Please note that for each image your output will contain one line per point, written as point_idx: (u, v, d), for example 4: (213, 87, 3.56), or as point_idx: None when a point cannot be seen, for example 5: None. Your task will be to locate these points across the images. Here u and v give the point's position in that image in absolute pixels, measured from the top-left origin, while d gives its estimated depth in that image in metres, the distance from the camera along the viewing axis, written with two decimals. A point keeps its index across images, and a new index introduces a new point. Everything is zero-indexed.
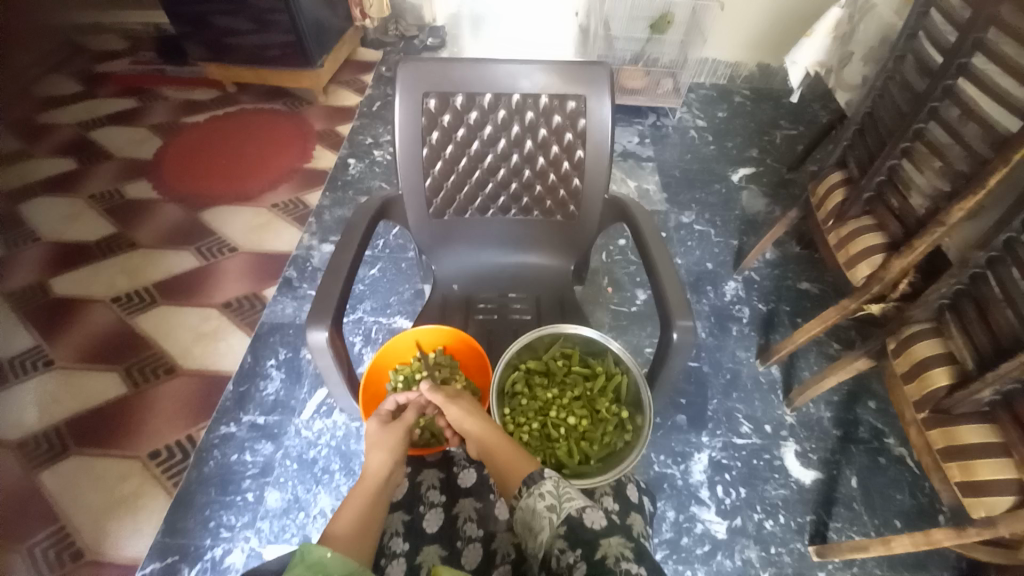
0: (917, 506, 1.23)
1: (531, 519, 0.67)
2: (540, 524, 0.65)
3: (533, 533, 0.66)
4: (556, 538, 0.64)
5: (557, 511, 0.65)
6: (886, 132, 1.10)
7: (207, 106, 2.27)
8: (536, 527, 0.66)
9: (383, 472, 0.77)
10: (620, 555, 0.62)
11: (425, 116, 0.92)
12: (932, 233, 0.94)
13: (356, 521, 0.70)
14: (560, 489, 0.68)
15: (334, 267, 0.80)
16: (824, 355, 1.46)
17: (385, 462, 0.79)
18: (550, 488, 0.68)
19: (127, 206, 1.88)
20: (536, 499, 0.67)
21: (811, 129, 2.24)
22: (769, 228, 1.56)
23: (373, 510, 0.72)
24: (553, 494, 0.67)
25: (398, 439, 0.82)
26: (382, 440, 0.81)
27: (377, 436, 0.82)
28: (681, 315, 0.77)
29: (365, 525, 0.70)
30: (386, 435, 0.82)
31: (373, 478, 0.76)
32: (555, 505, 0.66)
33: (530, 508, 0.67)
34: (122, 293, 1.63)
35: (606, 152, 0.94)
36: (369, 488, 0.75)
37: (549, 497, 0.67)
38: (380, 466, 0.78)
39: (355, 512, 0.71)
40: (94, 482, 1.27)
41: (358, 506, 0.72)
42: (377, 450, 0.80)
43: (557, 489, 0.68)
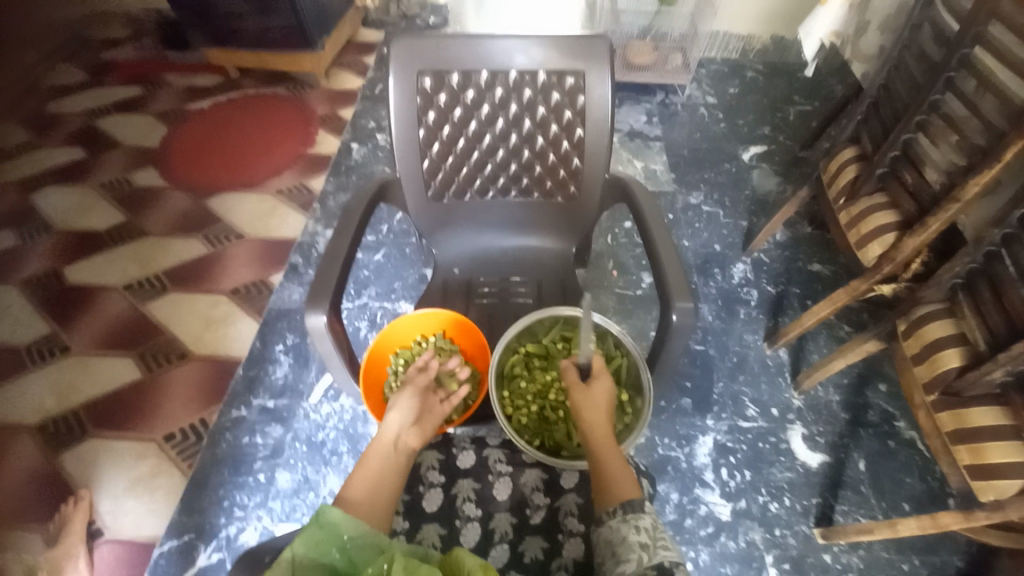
0: (927, 490, 1.21)
1: (617, 545, 0.64)
2: (627, 555, 0.62)
3: (617, 560, 0.63)
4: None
5: (650, 553, 0.62)
6: (901, 105, 1.05)
7: (210, 93, 2.26)
8: (622, 555, 0.63)
9: (393, 436, 0.76)
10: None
11: (421, 95, 0.90)
12: (947, 209, 0.90)
13: (368, 487, 0.70)
14: (657, 533, 0.65)
15: (331, 250, 0.81)
16: (835, 338, 1.44)
17: (398, 427, 0.77)
18: (647, 525, 0.65)
19: (135, 195, 1.90)
20: (630, 529, 0.64)
21: (826, 104, 2.16)
22: (780, 208, 1.52)
23: (385, 475, 0.72)
24: (649, 534, 0.64)
25: (410, 405, 0.79)
26: (399, 402, 0.79)
27: (397, 397, 0.80)
28: (681, 297, 0.76)
29: (376, 490, 0.70)
30: (402, 397, 0.79)
31: (382, 443, 0.75)
32: (648, 545, 0.63)
33: (620, 535, 0.65)
34: (133, 281, 1.66)
35: (606, 129, 0.92)
36: (380, 452, 0.74)
37: (644, 534, 0.64)
38: (390, 428, 0.76)
39: (367, 476, 0.71)
40: (113, 463, 1.32)
41: (371, 470, 0.72)
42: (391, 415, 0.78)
43: (653, 530, 0.65)
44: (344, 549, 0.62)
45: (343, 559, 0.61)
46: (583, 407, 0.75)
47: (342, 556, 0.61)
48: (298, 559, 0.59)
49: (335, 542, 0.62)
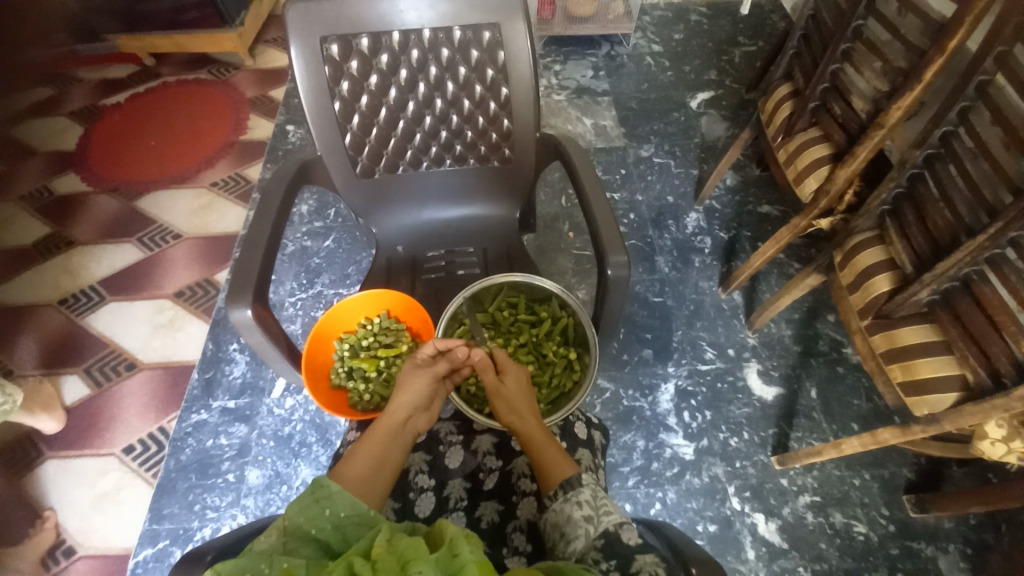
0: (873, 409, 1.29)
1: (564, 525, 0.61)
2: (574, 532, 0.60)
3: (566, 540, 0.60)
4: (591, 549, 0.57)
5: (595, 524, 0.59)
6: (829, 34, 1.04)
7: (126, 84, 2.09)
8: (570, 533, 0.60)
9: (404, 416, 0.72)
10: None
11: (329, 64, 0.84)
12: (873, 136, 0.91)
13: (371, 464, 0.66)
14: (599, 501, 0.62)
15: (252, 239, 0.76)
16: (785, 276, 1.47)
17: (409, 406, 0.72)
18: (588, 495, 0.63)
19: (57, 202, 1.77)
20: (573, 506, 0.62)
21: (771, 43, 2.14)
22: (726, 152, 1.52)
23: (389, 453, 0.68)
24: (591, 504, 0.62)
25: (425, 387, 0.74)
26: (411, 382, 0.74)
27: (410, 375, 0.75)
28: (615, 251, 0.75)
29: (376, 466, 0.66)
30: (418, 378, 0.74)
31: (392, 419, 0.70)
32: (592, 516, 0.60)
33: (565, 515, 0.62)
34: (68, 294, 1.56)
35: (532, 85, 0.88)
36: (387, 427, 0.70)
37: (586, 507, 0.61)
38: (402, 407, 0.71)
39: (371, 452, 0.66)
40: (73, 483, 1.27)
41: (377, 447, 0.67)
42: (404, 392, 0.74)
43: (595, 499, 0.63)
44: (337, 526, 0.56)
45: (335, 535, 0.56)
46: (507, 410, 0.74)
47: (334, 531, 0.56)
48: (289, 528, 0.55)
49: (328, 515, 0.56)
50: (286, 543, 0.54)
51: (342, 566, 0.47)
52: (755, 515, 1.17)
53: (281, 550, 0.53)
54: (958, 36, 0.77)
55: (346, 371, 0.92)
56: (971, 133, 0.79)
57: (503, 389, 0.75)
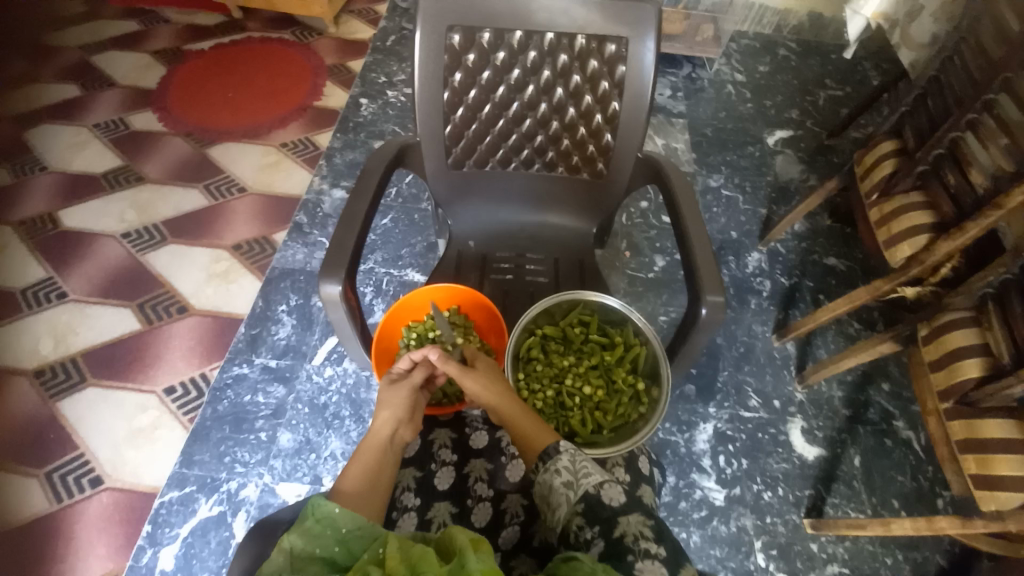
0: (918, 489, 1.24)
1: (548, 495, 0.64)
2: (557, 501, 0.63)
3: (551, 508, 0.63)
4: (573, 515, 0.61)
5: (575, 489, 0.62)
6: (954, 99, 0.99)
7: (212, 32, 2.13)
8: (553, 503, 0.63)
9: (390, 430, 0.75)
10: (638, 535, 0.58)
11: (449, 53, 0.84)
12: (989, 215, 0.87)
13: (363, 478, 0.67)
14: (577, 465, 0.65)
15: (349, 215, 0.77)
16: (844, 335, 1.43)
17: (393, 419, 0.76)
18: (566, 462, 0.65)
19: (133, 138, 1.81)
20: (552, 475, 0.65)
21: (859, 90, 2.07)
22: (804, 198, 1.47)
23: (379, 467, 0.70)
24: (570, 471, 0.64)
25: (404, 399, 0.78)
26: (390, 398, 0.78)
27: (389, 394, 0.79)
28: (712, 290, 0.73)
29: (372, 479, 0.68)
30: (400, 391, 0.79)
31: (378, 436, 0.74)
32: (572, 482, 0.63)
33: (547, 484, 0.65)
34: (132, 229, 1.60)
35: (645, 105, 0.86)
36: (376, 444, 0.72)
37: (565, 474, 0.64)
38: (384, 423, 0.75)
39: (362, 467, 0.69)
40: (113, 412, 1.31)
41: (366, 462, 0.70)
42: (386, 410, 0.77)
43: (572, 463, 0.65)
44: (341, 542, 0.55)
45: (341, 551, 0.55)
46: (476, 393, 0.79)
47: (344, 548, 0.55)
48: (298, 553, 0.54)
49: (334, 533, 0.55)
50: (294, 565, 0.53)
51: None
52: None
53: (290, 570, 0.53)
54: None
55: None
56: None
57: (466, 377, 0.79)
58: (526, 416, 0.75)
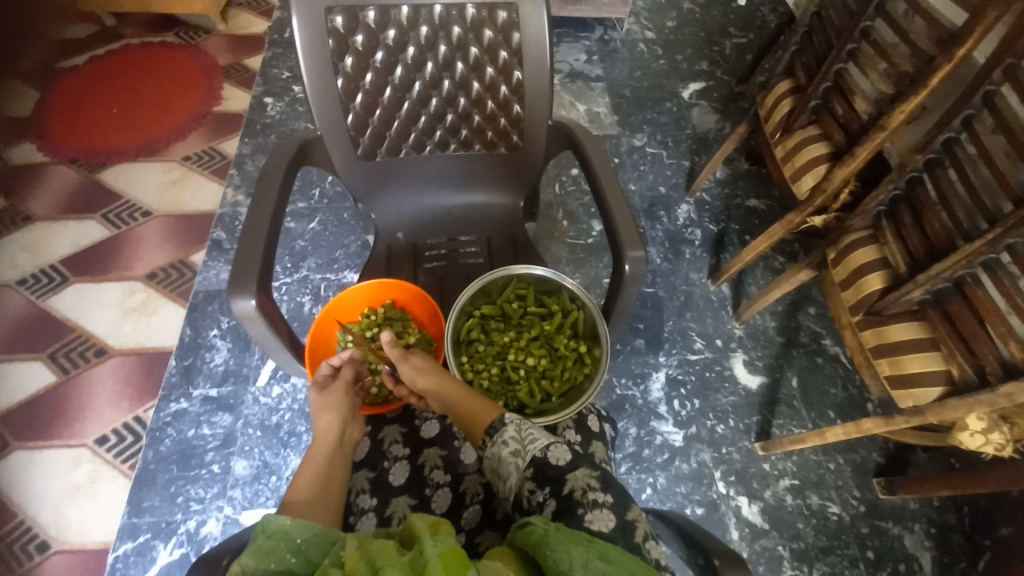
0: (849, 397, 1.36)
1: (498, 466, 0.65)
2: (507, 471, 0.64)
3: (502, 479, 0.64)
4: (524, 481, 0.62)
5: (523, 456, 0.63)
6: (834, 34, 1.06)
7: (81, 43, 1.90)
8: (503, 473, 0.64)
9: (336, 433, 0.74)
10: (586, 487, 0.60)
11: (333, 36, 0.79)
12: (875, 137, 0.93)
13: (314, 484, 0.66)
14: (523, 433, 0.66)
15: (253, 223, 0.72)
16: (771, 269, 1.52)
17: (337, 422, 0.75)
18: (513, 432, 0.66)
19: (7, 172, 1.61)
20: (500, 447, 0.65)
21: (760, 35, 2.16)
22: (720, 145, 1.54)
23: (329, 470, 0.69)
24: (518, 439, 0.65)
25: (344, 398, 0.79)
26: (330, 402, 0.78)
27: (328, 398, 0.78)
28: (632, 245, 0.76)
29: (321, 484, 0.66)
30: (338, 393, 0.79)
31: (325, 441, 0.72)
32: (520, 450, 0.64)
33: (496, 457, 0.65)
34: (26, 274, 1.44)
35: (547, 70, 0.85)
36: (323, 448, 0.71)
37: (513, 443, 0.65)
38: (329, 425, 0.74)
39: (310, 473, 0.67)
40: (40, 475, 1.19)
41: (315, 468, 0.68)
42: (328, 413, 0.76)
43: (518, 431, 0.66)
44: (298, 552, 0.54)
45: (300, 562, 0.53)
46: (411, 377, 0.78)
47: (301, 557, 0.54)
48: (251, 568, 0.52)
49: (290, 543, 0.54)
50: None
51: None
52: (739, 498, 1.23)
53: None
54: (967, 43, 0.79)
55: None
56: (973, 139, 0.82)
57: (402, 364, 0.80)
58: (468, 395, 0.75)
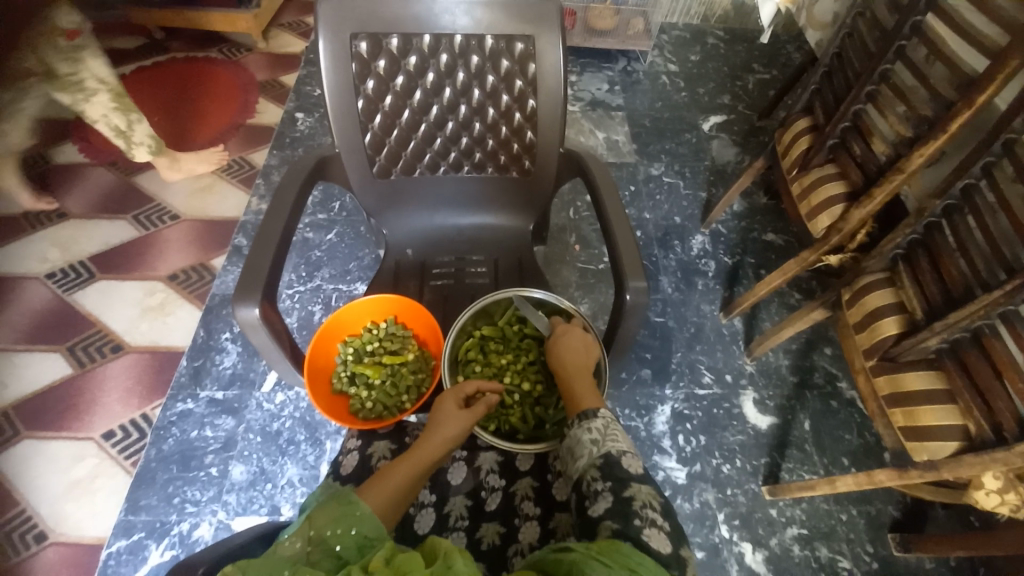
0: (864, 445, 1.30)
1: (573, 446, 0.67)
2: (580, 452, 0.65)
3: (573, 458, 0.66)
4: (591, 467, 0.63)
5: (599, 446, 0.64)
6: (853, 74, 1.05)
7: (131, 56, 2.03)
8: (576, 452, 0.66)
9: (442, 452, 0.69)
10: (645, 503, 0.57)
11: (357, 60, 0.82)
12: (893, 179, 0.92)
13: (400, 493, 0.64)
14: (608, 429, 0.66)
15: (265, 234, 0.74)
16: (786, 306, 1.49)
17: (448, 444, 0.70)
18: (600, 424, 0.67)
19: (51, 172, 1.71)
20: (583, 430, 0.66)
21: (784, 72, 2.16)
22: (737, 179, 1.53)
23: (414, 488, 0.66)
24: (600, 431, 0.66)
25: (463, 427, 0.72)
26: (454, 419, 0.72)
27: (452, 412, 0.73)
28: (634, 276, 0.75)
29: (405, 491, 0.65)
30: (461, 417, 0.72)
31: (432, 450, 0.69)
32: (599, 440, 0.65)
33: (575, 437, 0.67)
34: (56, 269, 1.51)
35: (560, 99, 0.87)
36: (424, 460, 0.68)
37: (595, 433, 0.66)
38: (438, 443, 0.69)
39: (400, 480, 0.65)
40: (47, 466, 1.22)
41: (407, 477, 0.65)
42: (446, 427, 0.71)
43: (606, 427, 0.67)
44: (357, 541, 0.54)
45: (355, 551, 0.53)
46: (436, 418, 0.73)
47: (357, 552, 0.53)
48: (315, 538, 0.53)
49: (354, 533, 0.54)
50: (310, 554, 0.51)
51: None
52: (743, 544, 1.17)
53: (305, 559, 0.51)
54: (989, 90, 0.77)
55: (348, 376, 0.90)
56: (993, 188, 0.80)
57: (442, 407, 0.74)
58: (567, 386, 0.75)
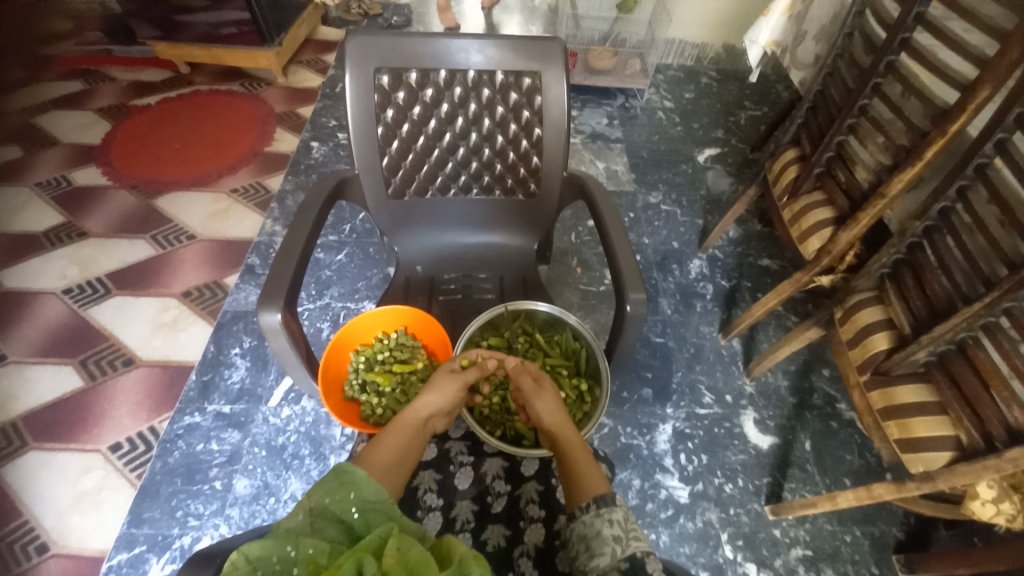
0: (866, 465, 1.30)
1: (591, 539, 0.65)
2: (601, 550, 0.63)
3: (591, 554, 0.64)
4: (614, 569, 0.61)
5: (623, 545, 0.63)
6: (835, 108, 1.13)
7: (157, 87, 2.15)
8: (596, 549, 0.64)
9: (427, 415, 0.78)
10: None
11: (378, 92, 0.90)
12: (876, 204, 0.98)
13: (395, 455, 0.72)
14: (629, 525, 0.65)
15: (287, 247, 0.79)
16: (783, 328, 1.52)
17: (436, 407, 0.78)
18: (620, 517, 0.66)
19: (76, 193, 1.79)
20: (604, 523, 0.65)
21: (774, 109, 2.28)
22: (732, 206, 1.60)
23: (409, 451, 0.74)
24: (622, 526, 0.65)
25: (453, 393, 0.79)
26: (441, 385, 0.80)
27: (441, 378, 0.80)
28: (635, 288, 0.80)
29: (399, 455, 0.73)
30: (448, 385, 0.79)
31: (417, 416, 0.77)
32: (621, 538, 0.64)
33: (594, 529, 0.65)
34: (74, 284, 1.56)
35: (564, 128, 0.94)
36: (415, 424, 0.76)
37: (617, 528, 0.65)
38: (428, 408, 0.77)
39: (394, 445, 0.73)
40: (52, 478, 1.23)
41: (401, 442, 0.74)
42: (433, 394, 0.79)
43: (626, 522, 0.66)
44: (361, 510, 0.59)
45: (359, 519, 0.58)
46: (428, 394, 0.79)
47: (360, 517, 0.58)
48: (316, 508, 0.58)
49: (354, 498, 0.60)
50: (315, 522, 0.56)
51: (348, 560, 0.49)
52: (748, 565, 1.16)
53: (309, 529, 0.56)
54: (959, 120, 0.84)
55: (360, 384, 0.94)
56: (968, 210, 0.85)
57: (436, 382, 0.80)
58: (573, 441, 0.76)
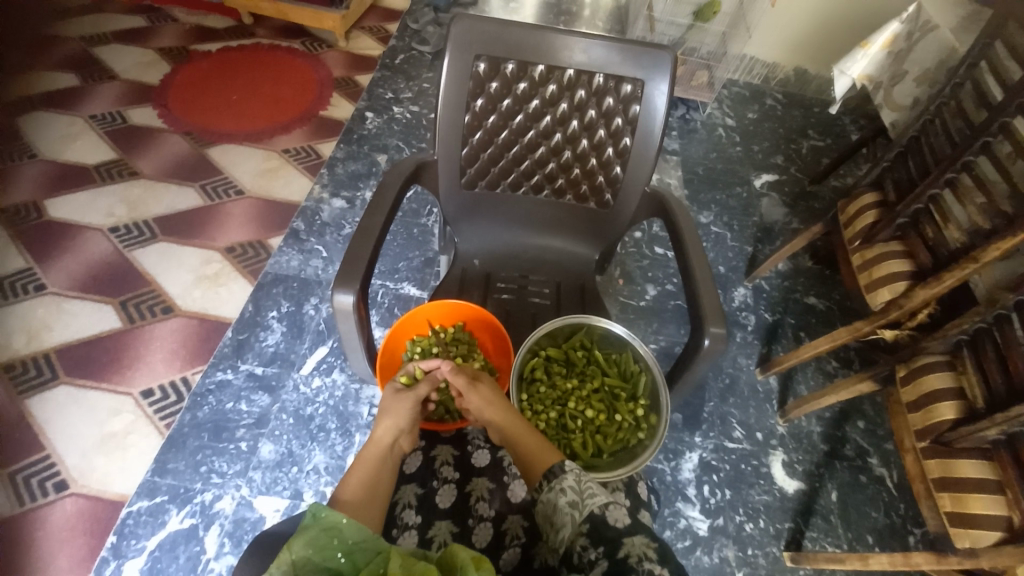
0: (890, 525, 1.28)
1: (552, 514, 0.64)
2: (561, 520, 0.63)
3: (555, 528, 0.63)
4: (579, 535, 0.62)
5: (580, 508, 0.63)
6: (931, 159, 1.08)
7: (219, 35, 2.13)
8: (558, 522, 0.63)
9: (390, 439, 0.76)
10: (642, 555, 0.59)
11: (473, 79, 0.87)
12: (965, 267, 0.94)
13: (363, 487, 0.70)
14: (582, 484, 0.65)
15: (364, 228, 0.78)
16: (822, 372, 1.49)
17: (395, 429, 0.77)
18: (571, 481, 0.66)
19: (129, 131, 1.78)
20: (557, 494, 0.65)
21: (838, 143, 2.21)
22: (789, 240, 1.55)
23: (379, 477, 0.72)
24: (575, 490, 0.64)
25: (408, 409, 0.79)
26: (394, 407, 0.79)
27: (393, 401, 0.80)
28: (714, 322, 0.77)
29: (371, 485, 0.71)
30: (400, 403, 0.79)
31: (378, 445, 0.75)
32: (577, 502, 0.63)
33: (551, 504, 0.65)
34: (120, 224, 1.56)
35: (654, 143, 0.91)
36: (377, 452, 0.74)
37: (570, 493, 0.64)
38: (386, 430, 0.76)
39: (360, 478, 0.71)
40: (83, 414, 1.24)
41: (366, 472, 0.72)
42: (388, 417, 0.78)
43: (578, 483, 0.65)
44: (347, 552, 0.54)
45: (347, 564, 0.53)
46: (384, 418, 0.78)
47: (348, 561, 0.53)
48: (299, 563, 0.52)
49: (337, 543, 0.54)
50: None
51: None
52: None
53: None
54: None
55: None
56: None
57: (390, 406, 0.79)
58: (530, 433, 0.77)
